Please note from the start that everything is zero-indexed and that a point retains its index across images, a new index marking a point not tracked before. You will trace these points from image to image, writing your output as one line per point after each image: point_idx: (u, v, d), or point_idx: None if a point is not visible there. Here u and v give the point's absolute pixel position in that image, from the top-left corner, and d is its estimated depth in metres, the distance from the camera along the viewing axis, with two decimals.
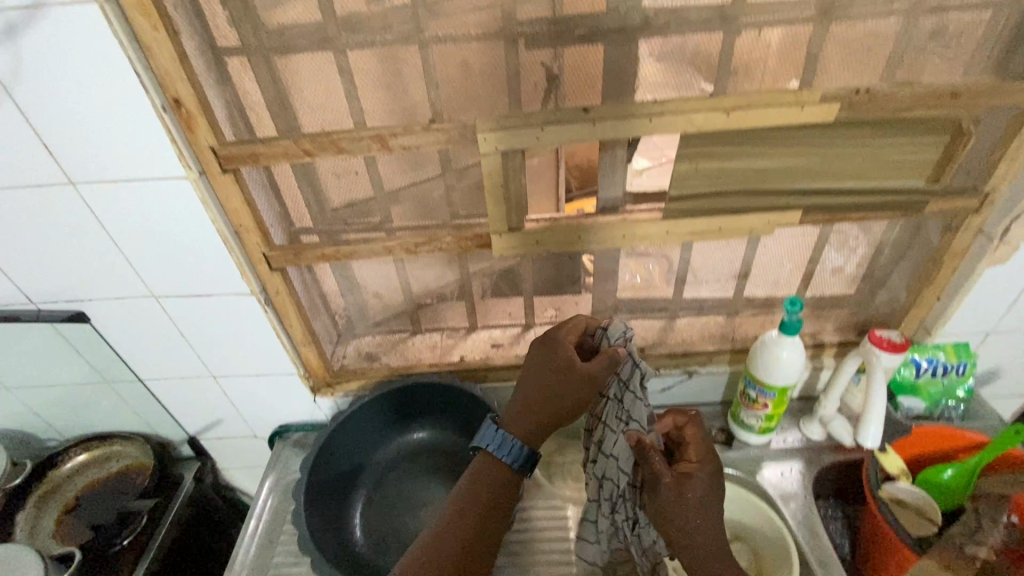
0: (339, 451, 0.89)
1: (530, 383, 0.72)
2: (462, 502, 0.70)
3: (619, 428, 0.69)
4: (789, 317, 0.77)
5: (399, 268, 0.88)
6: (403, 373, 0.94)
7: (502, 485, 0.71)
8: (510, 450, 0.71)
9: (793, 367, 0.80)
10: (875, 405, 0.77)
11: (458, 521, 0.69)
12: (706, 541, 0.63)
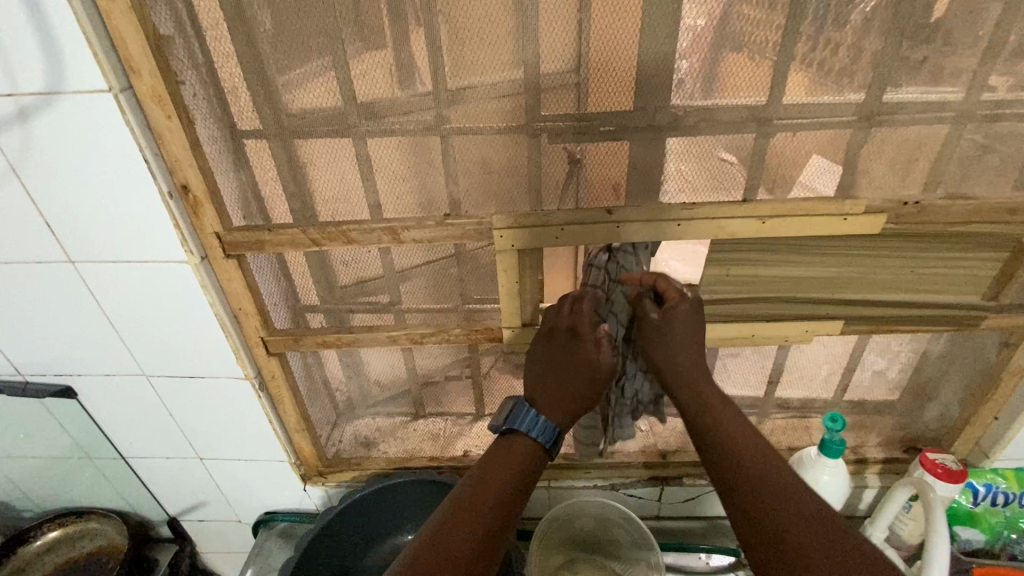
0: (323, 556, 0.81)
1: (546, 384, 0.64)
2: (488, 459, 0.58)
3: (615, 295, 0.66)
4: (829, 435, 0.69)
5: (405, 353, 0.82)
6: (403, 467, 0.89)
7: (532, 455, 0.59)
8: (549, 427, 0.60)
9: (835, 492, 0.71)
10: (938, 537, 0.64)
11: (487, 475, 0.56)
12: (771, 477, 0.51)
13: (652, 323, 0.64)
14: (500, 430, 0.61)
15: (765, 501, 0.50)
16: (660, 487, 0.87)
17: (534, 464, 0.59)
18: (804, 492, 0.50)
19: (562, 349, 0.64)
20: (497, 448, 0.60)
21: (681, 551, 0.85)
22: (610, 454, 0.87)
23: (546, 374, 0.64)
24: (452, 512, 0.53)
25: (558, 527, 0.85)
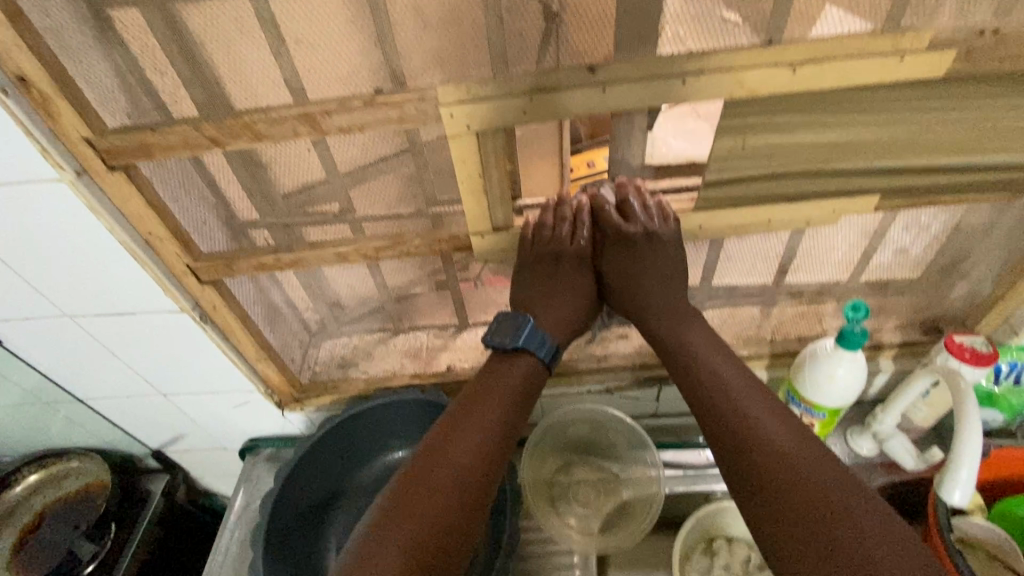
0: (309, 480, 0.76)
1: (542, 307, 0.65)
2: (485, 384, 0.60)
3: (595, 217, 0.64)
4: (850, 326, 0.61)
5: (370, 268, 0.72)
6: (382, 388, 0.81)
7: (526, 378, 0.62)
8: (551, 346, 0.64)
9: (850, 386, 0.64)
10: (966, 421, 0.58)
11: (481, 404, 0.59)
12: (754, 415, 0.54)
13: (608, 249, 0.65)
14: (505, 347, 0.63)
15: (745, 439, 0.52)
16: (656, 387, 0.81)
17: (532, 382, 0.62)
18: (782, 424, 0.53)
19: (549, 275, 0.65)
20: (493, 368, 0.62)
21: (680, 449, 0.82)
22: (604, 358, 0.80)
23: (531, 305, 0.65)
24: (449, 427, 0.57)
25: (551, 432, 0.81)
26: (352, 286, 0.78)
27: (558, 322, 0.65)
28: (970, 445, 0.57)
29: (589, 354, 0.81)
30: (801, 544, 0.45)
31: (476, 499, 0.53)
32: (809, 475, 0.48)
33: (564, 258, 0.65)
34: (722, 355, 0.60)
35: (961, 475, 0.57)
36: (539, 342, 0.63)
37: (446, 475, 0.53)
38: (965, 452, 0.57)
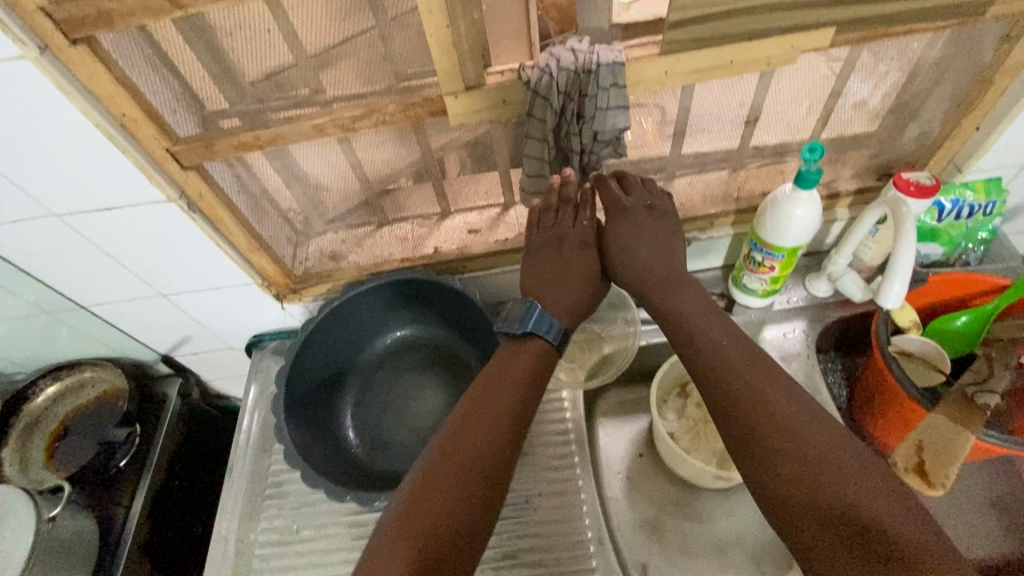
0: (318, 358, 0.81)
1: (548, 285, 0.72)
2: (493, 376, 0.63)
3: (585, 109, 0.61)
4: (806, 167, 0.66)
5: (348, 153, 0.73)
6: (374, 272, 0.85)
7: (536, 368, 0.65)
8: (559, 328, 0.68)
9: (807, 223, 0.70)
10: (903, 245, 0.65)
11: (490, 393, 0.61)
12: (742, 369, 0.56)
13: (608, 228, 0.72)
14: (515, 332, 0.67)
15: (735, 391, 0.55)
16: None
17: (543, 364, 0.66)
18: (781, 388, 0.54)
19: (555, 261, 0.72)
20: (503, 360, 0.65)
21: None
22: None
23: (542, 291, 0.71)
24: (466, 413, 0.59)
25: None
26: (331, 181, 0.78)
27: (566, 307, 0.71)
28: (908, 255, 0.64)
29: None
30: (793, 489, 0.48)
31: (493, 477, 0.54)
32: (791, 422, 0.51)
33: (567, 239, 0.72)
34: (718, 323, 0.63)
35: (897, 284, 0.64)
36: (547, 329, 0.67)
37: (463, 457, 0.55)
38: (900, 260, 0.64)
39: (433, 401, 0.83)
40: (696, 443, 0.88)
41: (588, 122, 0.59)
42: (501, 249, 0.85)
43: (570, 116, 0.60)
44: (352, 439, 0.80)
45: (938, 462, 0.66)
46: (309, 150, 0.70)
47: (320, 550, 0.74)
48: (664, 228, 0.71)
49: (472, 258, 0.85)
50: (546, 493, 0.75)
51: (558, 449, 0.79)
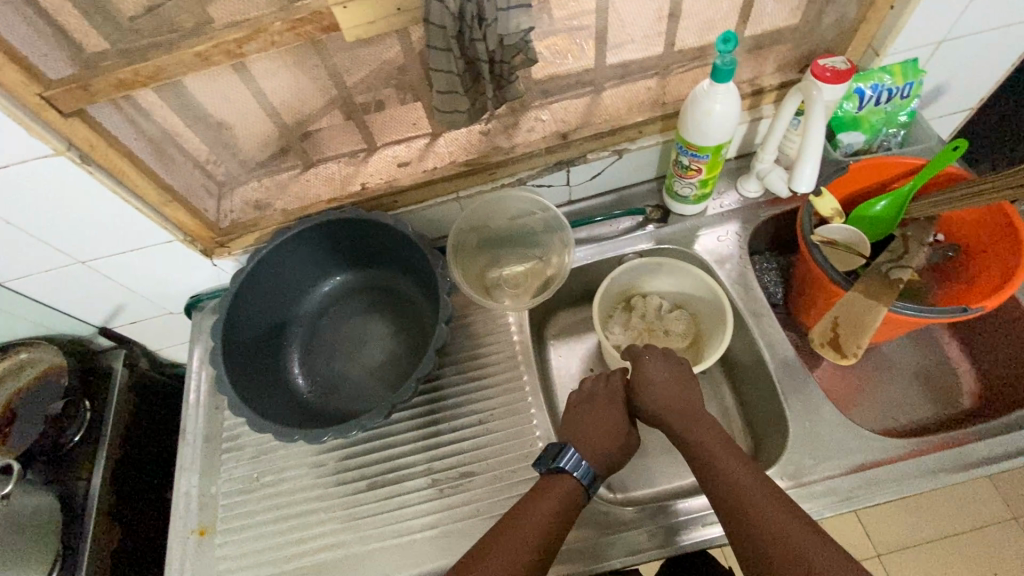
0: (256, 309, 0.79)
1: (581, 421, 0.74)
2: (524, 506, 0.64)
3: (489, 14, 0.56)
4: (722, 59, 0.64)
5: (250, 86, 0.68)
6: (301, 216, 0.82)
7: (566, 500, 0.65)
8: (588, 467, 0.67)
9: (727, 119, 0.69)
10: (812, 141, 0.73)
11: (519, 520, 0.62)
12: (755, 498, 0.59)
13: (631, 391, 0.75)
14: (547, 468, 0.67)
15: (751, 528, 0.57)
16: (565, 170, 0.85)
17: (570, 503, 0.65)
18: (800, 524, 0.55)
19: (587, 416, 0.74)
20: (540, 483, 0.67)
21: (592, 224, 0.89)
22: (511, 149, 0.82)
23: (576, 432, 0.73)
24: (492, 542, 0.60)
25: (480, 229, 0.87)
26: (238, 120, 0.73)
27: (599, 452, 0.71)
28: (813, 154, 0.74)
29: (496, 148, 0.82)
30: None
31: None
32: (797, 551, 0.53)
33: (597, 394, 0.77)
34: (730, 452, 0.65)
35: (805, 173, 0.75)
36: (580, 467, 0.67)
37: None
38: (810, 151, 0.73)
39: (380, 341, 0.83)
40: None
41: (490, 25, 0.57)
42: (432, 180, 0.82)
43: (471, 20, 0.56)
44: (300, 384, 0.81)
45: (850, 334, 0.72)
46: (204, 84, 0.66)
47: (282, 494, 0.75)
48: (681, 373, 0.75)
49: (402, 193, 0.82)
50: (497, 414, 0.77)
51: (509, 371, 0.80)
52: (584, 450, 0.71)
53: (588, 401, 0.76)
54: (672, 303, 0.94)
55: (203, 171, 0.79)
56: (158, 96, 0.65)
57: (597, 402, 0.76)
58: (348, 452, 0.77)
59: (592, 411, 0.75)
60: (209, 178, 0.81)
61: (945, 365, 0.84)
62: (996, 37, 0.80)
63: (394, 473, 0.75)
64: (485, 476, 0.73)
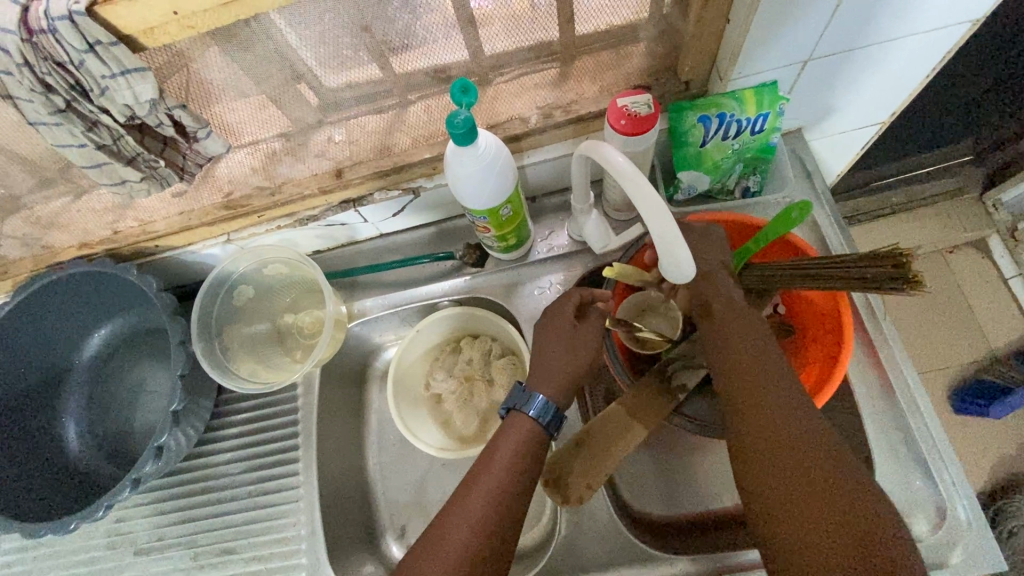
0: (13, 366, 0.73)
1: (547, 355, 0.60)
2: (489, 455, 0.55)
3: (91, 88, 0.43)
4: (454, 114, 0.50)
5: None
6: (52, 263, 0.72)
7: (534, 439, 0.56)
8: (550, 408, 0.57)
9: (480, 185, 0.56)
10: (647, 202, 0.48)
11: (485, 470, 0.53)
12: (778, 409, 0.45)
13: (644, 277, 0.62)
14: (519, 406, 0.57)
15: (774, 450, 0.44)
16: (353, 210, 0.72)
17: (536, 444, 0.56)
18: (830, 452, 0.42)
19: (553, 347, 0.60)
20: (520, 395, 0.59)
21: (400, 267, 0.79)
22: (280, 190, 0.69)
23: (540, 366, 0.59)
24: (458, 494, 0.53)
25: (267, 271, 0.77)
26: None
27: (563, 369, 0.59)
28: (631, 175, 0.48)
29: (260, 188, 0.69)
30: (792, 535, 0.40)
31: (492, 564, 0.49)
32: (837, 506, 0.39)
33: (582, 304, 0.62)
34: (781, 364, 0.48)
35: (654, 229, 0.48)
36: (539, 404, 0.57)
37: (448, 535, 0.49)
38: (652, 221, 0.48)
39: (158, 398, 0.77)
40: (463, 405, 0.82)
41: (101, 96, 0.44)
42: (192, 227, 0.71)
43: (70, 92, 0.43)
44: (72, 442, 0.76)
45: (588, 466, 0.55)
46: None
47: (54, 553, 0.74)
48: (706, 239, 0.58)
49: (161, 239, 0.71)
50: (268, 488, 0.73)
51: (288, 440, 0.75)
52: (543, 382, 0.59)
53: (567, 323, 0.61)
54: (504, 349, 0.83)
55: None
56: None
57: (572, 327, 0.60)
58: (120, 516, 0.74)
59: (569, 335, 0.60)
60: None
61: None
62: (882, 51, 0.60)
63: (160, 542, 0.73)
64: (242, 555, 0.70)
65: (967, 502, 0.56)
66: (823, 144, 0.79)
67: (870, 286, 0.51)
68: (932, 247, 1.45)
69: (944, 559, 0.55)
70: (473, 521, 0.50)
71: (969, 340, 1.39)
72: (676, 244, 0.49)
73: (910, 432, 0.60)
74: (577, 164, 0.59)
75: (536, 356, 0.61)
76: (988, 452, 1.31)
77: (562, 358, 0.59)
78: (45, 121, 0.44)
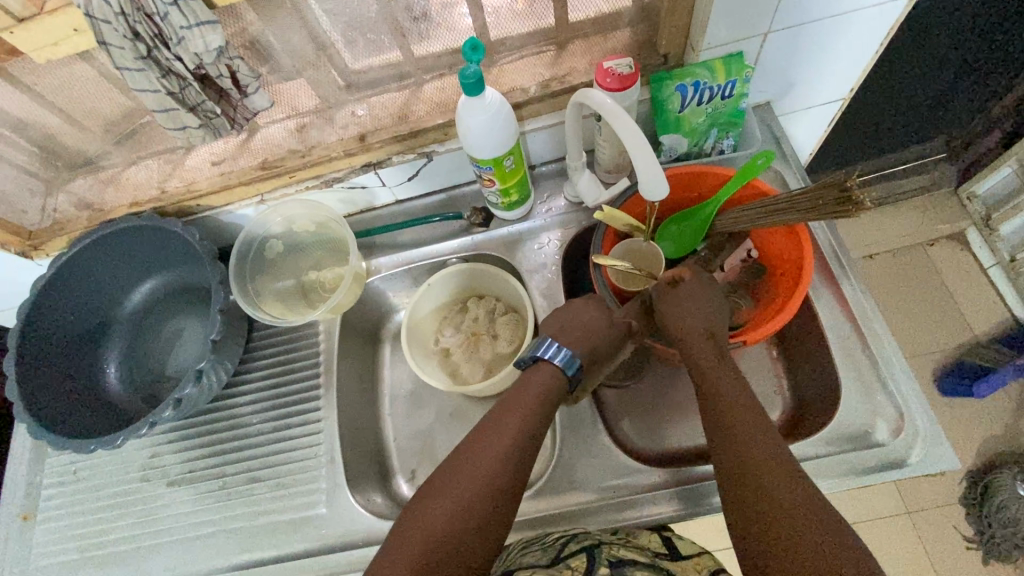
0: (66, 313, 0.81)
1: (573, 323, 0.66)
2: (511, 397, 0.60)
3: (171, 38, 0.53)
4: (466, 66, 0.59)
5: (22, 90, 0.68)
6: (105, 220, 0.81)
7: (552, 385, 0.62)
8: (574, 360, 0.63)
9: (487, 133, 0.65)
10: (632, 132, 0.58)
11: (507, 411, 0.59)
12: (754, 451, 0.52)
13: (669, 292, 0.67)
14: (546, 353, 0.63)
15: (745, 488, 0.50)
16: (372, 173, 0.81)
17: (553, 392, 0.61)
18: (792, 494, 0.48)
19: (580, 315, 0.67)
20: (529, 374, 0.63)
21: (413, 227, 0.87)
22: (309, 153, 0.78)
23: (563, 330, 0.66)
24: (482, 429, 0.58)
25: (294, 230, 0.85)
26: (31, 123, 0.73)
27: (584, 334, 0.65)
28: (615, 110, 0.58)
29: (293, 150, 0.79)
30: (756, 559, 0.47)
31: (515, 487, 0.54)
32: (791, 543, 0.45)
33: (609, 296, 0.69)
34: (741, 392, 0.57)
35: (635, 156, 0.58)
36: (562, 358, 0.63)
37: (476, 459, 0.55)
38: (634, 150, 0.58)
39: (193, 345, 0.85)
40: (469, 356, 0.89)
41: (177, 45, 0.53)
42: (231, 186, 0.79)
43: (153, 41, 0.53)
44: (113, 385, 0.83)
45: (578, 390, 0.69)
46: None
47: (95, 486, 0.81)
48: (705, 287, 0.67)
49: (202, 198, 0.80)
50: (291, 422, 0.80)
51: (311, 380, 0.82)
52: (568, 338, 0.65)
53: (593, 306, 0.68)
54: (507, 307, 0.91)
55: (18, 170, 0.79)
56: None
57: (596, 309, 0.68)
58: (155, 452, 0.81)
59: (592, 313, 0.67)
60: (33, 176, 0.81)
61: (770, 385, 0.78)
62: (835, 24, 0.70)
63: (191, 473, 0.79)
64: (267, 482, 0.77)
65: (923, 411, 0.64)
66: (794, 120, 0.89)
67: (824, 210, 0.59)
68: (912, 241, 1.52)
69: (904, 458, 0.63)
70: (472, 490, 0.53)
71: (951, 327, 1.45)
72: (654, 167, 0.58)
73: (872, 355, 0.68)
74: (570, 118, 0.69)
75: (559, 324, 0.67)
76: (976, 433, 1.34)
77: (585, 326, 0.66)
78: (130, 67, 0.54)
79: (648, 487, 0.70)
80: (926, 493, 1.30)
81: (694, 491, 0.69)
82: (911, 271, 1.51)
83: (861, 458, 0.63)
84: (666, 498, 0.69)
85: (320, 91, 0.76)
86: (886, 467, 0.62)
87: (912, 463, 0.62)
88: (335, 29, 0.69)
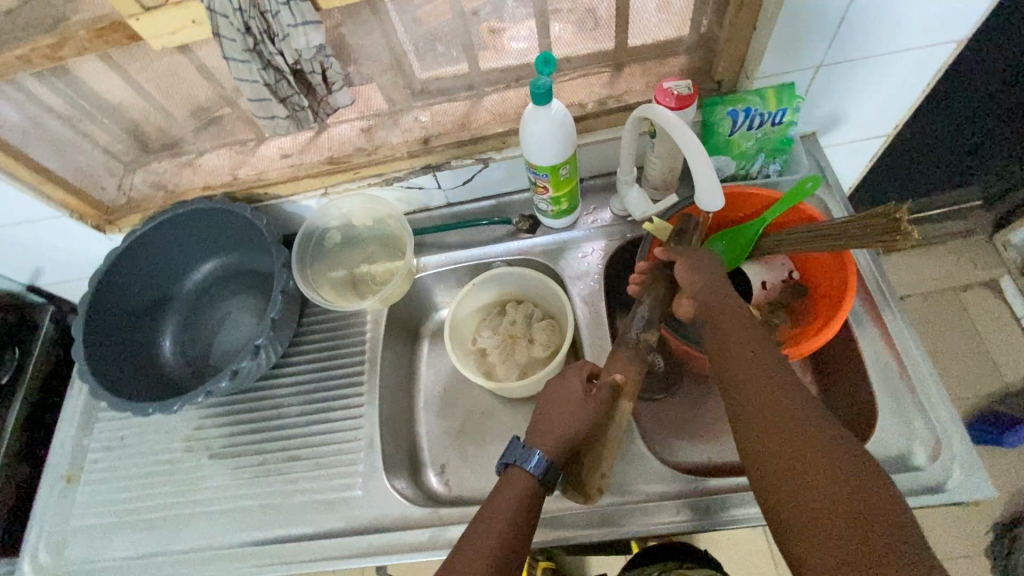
0: (130, 286, 0.86)
1: (546, 415, 0.66)
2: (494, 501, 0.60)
3: (277, 36, 0.59)
4: (537, 78, 0.64)
5: (123, 76, 0.74)
6: (175, 200, 0.86)
7: (530, 487, 0.61)
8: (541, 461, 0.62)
9: (550, 141, 0.69)
10: (691, 146, 0.62)
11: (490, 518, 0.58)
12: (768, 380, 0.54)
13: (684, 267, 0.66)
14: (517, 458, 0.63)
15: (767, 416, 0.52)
16: (430, 175, 0.86)
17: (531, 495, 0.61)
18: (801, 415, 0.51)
19: (554, 402, 0.66)
20: (491, 499, 0.61)
21: (463, 228, 0.91)
22: (373, 151, 0.83)
23: (538, 421, 0.66)
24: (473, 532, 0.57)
25: (352, 224, 0.90)
26: (125, 107, 0.79)
27: (556, 431, 0.64)
28: (676, 124, 0.63)
29: (359, 149, 0.83)
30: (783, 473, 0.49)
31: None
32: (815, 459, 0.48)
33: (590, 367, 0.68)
34: (807, 413, 0.51)
35: (696, 169, 0.62)
36: (533, 461, 0.62)
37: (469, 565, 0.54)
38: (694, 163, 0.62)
39: (244, 324, 0.89)
40: (506, 358, 0.90)
41: (282, 40, 0.59)
42: (298, 177, 0.84)
43: (261, 36, 0.58)
44: (168, 358, 0.88)
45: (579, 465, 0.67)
46: (93, 76, 0.73)
47: (139, 454, 0.84)
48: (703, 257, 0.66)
49: (269, 187, 0.85)
50: (333, 405, 0.83)
51: (353, 366, 0.85)
52: (538, 433, 0.65)
53: (566, 388, 0.67)
54: (545, 313, 0.93)
55: (104, 149, 0.85)
56: (32, 81, 0.72)
57: (566, 396, 0.66)
58: (198, 425, 0.84)
59: (564, 397, 0.66)
60: (115, 156, 0.87)
61: None
62: (884, 63, 0.73)
63: (232, 448, 0.82)
64: (305, 461, 0.79)
65: (962, 440, 0.64)
66: (837, 152, 0.91)
67: (871, 239, 0.60)
68: (943, 286, 1.49)
69: (942, 484, 0.63)
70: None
71: (983, 374, 1.41)
72: (711, 179, 0.63)
73: (911, 380, 0.69)
74: (627, 133, 0.73)
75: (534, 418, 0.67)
76: (1002, 483, 1.30)
77: (554, 420, 0.65)
78: (236, 59, 0.60)
79: (673, 493, 0.71)
80: (950, 540, 1.27)
81: (706, 504, 0.69)
82: (940, 315, 1.48)
83: (896, 481, 0.64)
84: (682, 507, 0.70)
85: (390, 94, 0.82)
86: (923, 490, 0.63)
87: (950, 489, 0.63)
88: (413, 39, 0.75)
